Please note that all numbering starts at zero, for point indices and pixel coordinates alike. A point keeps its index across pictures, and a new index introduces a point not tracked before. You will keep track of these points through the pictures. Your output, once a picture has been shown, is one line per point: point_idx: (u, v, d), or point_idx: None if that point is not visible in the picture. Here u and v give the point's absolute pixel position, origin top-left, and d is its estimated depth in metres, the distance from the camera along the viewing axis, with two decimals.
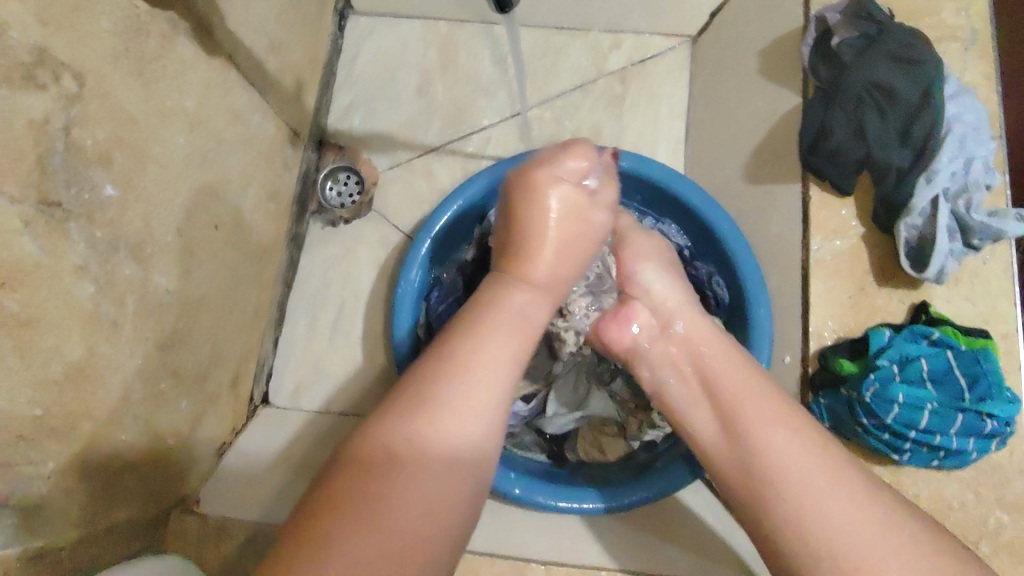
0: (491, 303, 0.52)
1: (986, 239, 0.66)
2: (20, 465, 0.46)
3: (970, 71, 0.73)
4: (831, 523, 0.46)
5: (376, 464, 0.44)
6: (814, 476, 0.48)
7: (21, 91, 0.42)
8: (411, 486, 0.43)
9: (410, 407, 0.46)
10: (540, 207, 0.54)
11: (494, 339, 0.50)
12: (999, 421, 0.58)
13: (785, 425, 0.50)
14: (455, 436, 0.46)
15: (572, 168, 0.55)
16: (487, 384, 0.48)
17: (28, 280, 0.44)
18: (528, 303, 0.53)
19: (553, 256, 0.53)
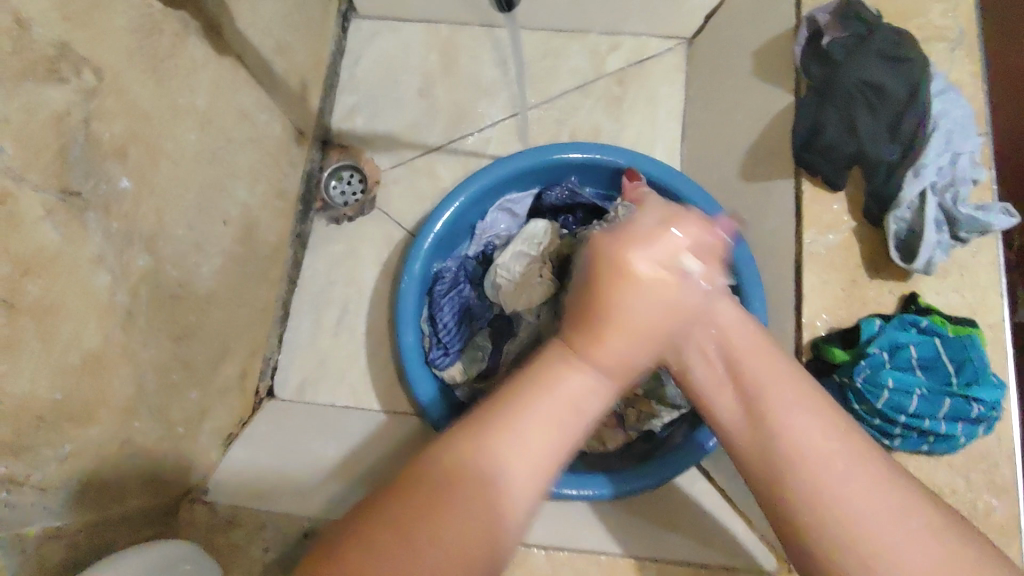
0: (541, 380, 0.42)
1: (973, 232, 0.67)
2: (41, 447, 0.47)
3: (957, 69, 0.75)
4: (856, 513, 0.39)
5: (387, 537, 0.36)
6: (836, 458, 0.40)
7: (45, 85, 0.44)
8: (422, 566, 0.36)
9: (452, 462, 0.39)
10: (622, 280, 0.44)
11: (539, 422, 0.40)
12: (987, 405, 0.60)
13: (809, 407, 0.43)
14: (482, 526, 0.38)
15: (667, 242, 0.46)
16: (526, 473, 0.39)
17: (50, 267, 0.46)
18: (581, 387, 0.42)
19: (629, 339, 0.44)
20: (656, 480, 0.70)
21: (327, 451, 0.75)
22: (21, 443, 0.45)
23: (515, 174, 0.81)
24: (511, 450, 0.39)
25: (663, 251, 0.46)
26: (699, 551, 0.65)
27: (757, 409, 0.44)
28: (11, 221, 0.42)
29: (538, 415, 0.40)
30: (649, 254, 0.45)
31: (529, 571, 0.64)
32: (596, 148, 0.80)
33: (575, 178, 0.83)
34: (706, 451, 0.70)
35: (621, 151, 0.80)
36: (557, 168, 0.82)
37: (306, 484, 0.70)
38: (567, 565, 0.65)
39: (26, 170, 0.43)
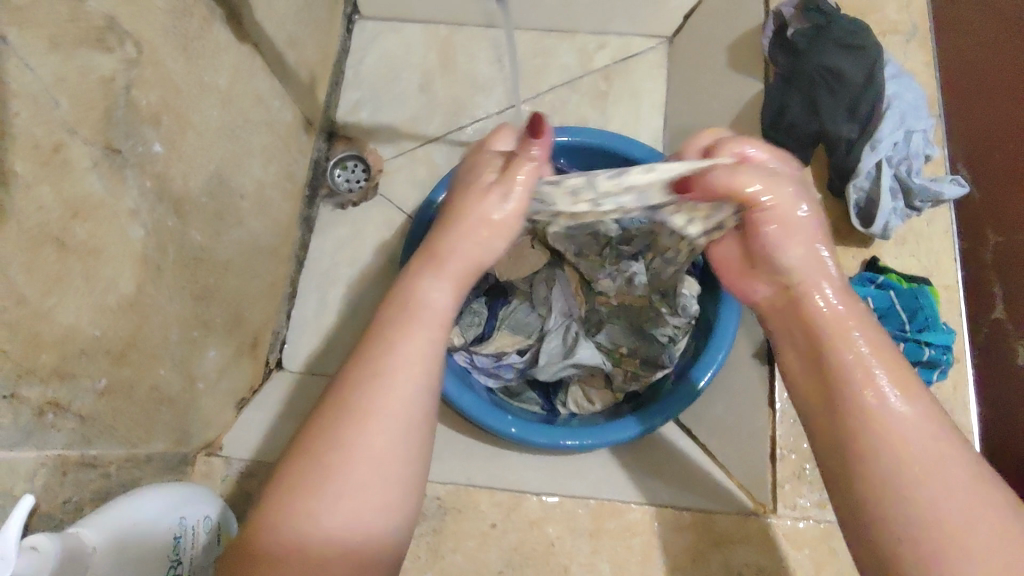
0: (402, 306, 0.50)
1: (926, 201, 0.74)
2: (84, 378, 0.53)
3: (912, 59, 0.83)
4: (930, 494, 0.41)
5: (306, 453, 0.44)
6: (922, 445, 0.43)
7: (95, 51, 0.51)
8: (347, 465, 0.44)
9: (316, 450, 0.44)
10: (459, 216, 0.54)
11: (415, 328, 0.49)
12: (936, 349, 0.69)
13: (903, 393, 0.45)
14: (379, 435, 0.45)
15: (489, 172, 0.55)
16: (403, 385, 0.47)
17: (95, 212, 0.52)
18: (440, 285, 0.52)
19: (468, 255, 0.53)
20: (653, 426, 0.73)
21: None
22: (67, 369, 0.50)
23: None
24: (369, 415, 0.45)
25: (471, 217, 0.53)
26: (684, 497, 0.71)
27: (848, 390, 0.46)
28: (66, 166, 0.48)
29: (387, 378, 0.47)
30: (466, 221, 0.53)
31: (522, 515, 0.70)
32: (584, 131, 0.87)
33: (564, 161, 0.90)
34: (697, 387, 0.73)
35: (607, 134, 0.86)
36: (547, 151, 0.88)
37: None
38: (560, 509, 0.70)
39: (77, 124, 0.50)
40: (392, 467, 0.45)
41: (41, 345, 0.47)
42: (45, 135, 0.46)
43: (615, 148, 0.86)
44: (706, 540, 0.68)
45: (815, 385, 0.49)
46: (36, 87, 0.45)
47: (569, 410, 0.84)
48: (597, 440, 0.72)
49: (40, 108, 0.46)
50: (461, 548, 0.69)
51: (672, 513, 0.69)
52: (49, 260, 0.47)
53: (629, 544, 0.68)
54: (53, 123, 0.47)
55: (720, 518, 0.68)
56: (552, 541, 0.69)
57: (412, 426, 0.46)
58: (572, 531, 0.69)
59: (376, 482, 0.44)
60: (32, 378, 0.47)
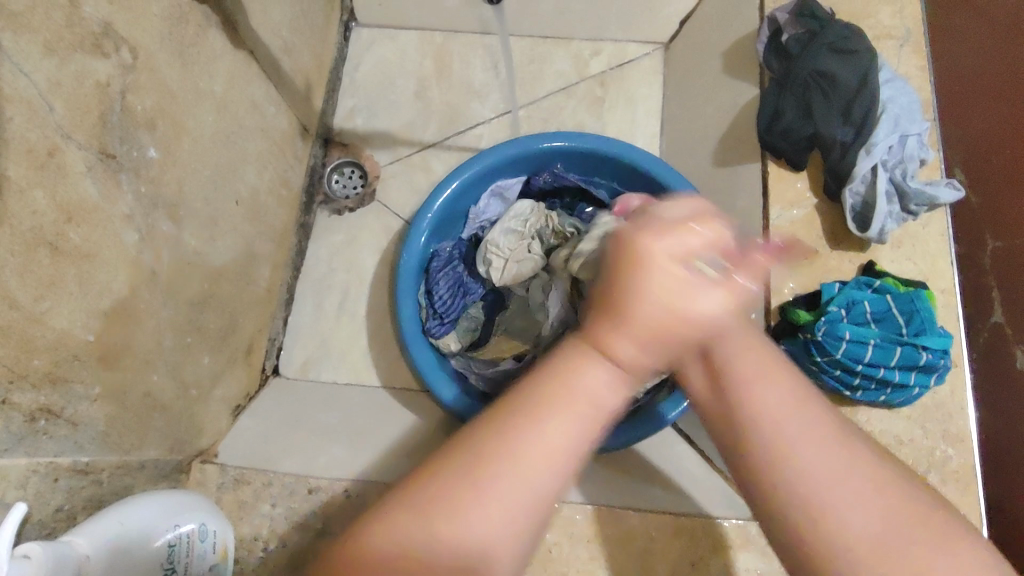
0: (561, 381, 0.40)
1: (922, 205, 0.73)
2: (77, 383, 0.52)
3: (905, 63, 0.83)
4: (803, 483, 0.40)
5: (438, 481, 0.39)
6: (799, 433, 0.41)
7: (91, 56, 0.51)
8: (473, 508, 0.38)
9: (440, 489, 0.39)
10: (625, 299, 0.39)
11: (557, 415, 0.40)
12: (934, 352, 0.68)
13: (776, 380, 0.43)
14: (516, 487, 0.39)
15: (676, 241, 0.40)
16: (557, 454, 0.40)
17: (88, 217, 0.52)
18: (604, 375, 0.40)
19: (637, 350, 0.39)
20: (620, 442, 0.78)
21: (329, 419, 0.81)
22: (59, 375, 0.50)
23: (506, 162, 0.88)
24: (500, 473, 0.39)
25: (677, 241, 0.39)
26: (682, 503, 0.69)
27: (726, 379, 0.44)
28: (61, 171, 0.49)
29: (525, 441, 0.39)
30: (665, 242, 0.39)
31: None
32: (580, 137, 0.87)
33: (561, 165, 0.90)
34: (665, 421, 0.76)
35: (604, 139, 0.86)
36: (544, 156, 0.89)
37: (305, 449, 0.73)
38: (559, 517, 0.67)
39: (72, 129, 0.50)
40: (510, 536, 0.39)
41: (33, 350, 0.47)
42: (40, 139, 0.46)
43: (611, 152, 0.86)
44: (705, 543, 0.65)
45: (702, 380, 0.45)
46: (31, 92, 0.45)
47: None
48: None
49: (35, 112, 0.46)
50: None
51: (669, 519, 0.66)
52: (43, 263, 0.47)
53: (626, 551, 0.66)
54: (49, 128, 0.47)
55: (721, 524, 0.66)
56: (550, 547, 0.66)
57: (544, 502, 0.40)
58: (570, 538, 0.66)
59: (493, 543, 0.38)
60: (23, 383, 0.47)
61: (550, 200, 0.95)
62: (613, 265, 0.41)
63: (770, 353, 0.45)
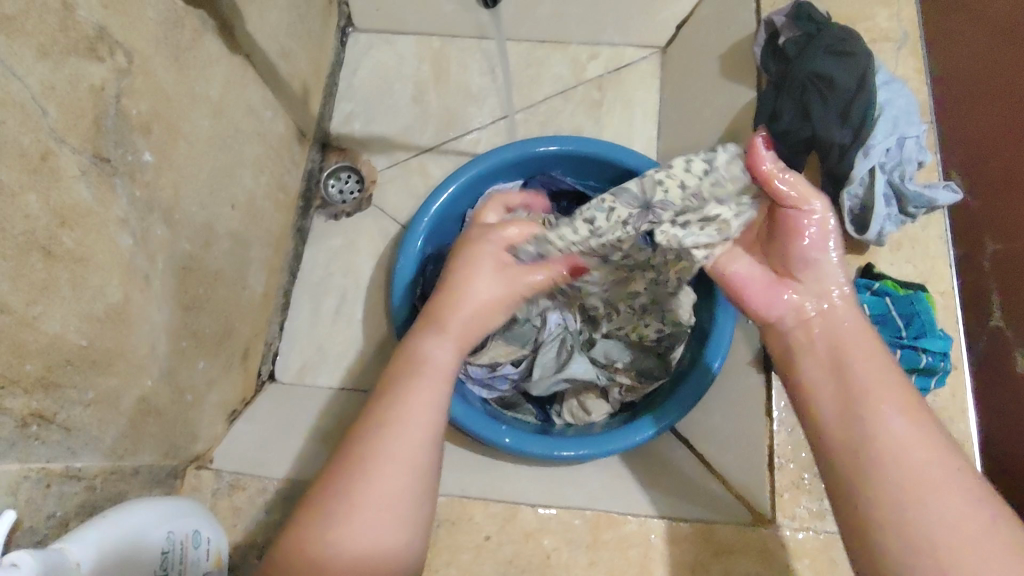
0: (410, 367, 0.53)
1: (920, 207, 0.73)
2: (68, 388, 0.52)
3: (903, 65, 0.81)
4: (925, 506, 0.42)
5: (330, 485, 0.48)
6: (924, 459, 0.44)
7: (85, 60, 0.51)
8: (362, 499, 0.47)
9: (344, 472, 0.48)
10: (458, 282, 0.56)
11: (419, 389, 0.51)
12: (934, 355, 0.68)
13: (909, 415, 0.46)
14: (389, 469, 0.48)
15: (500, 239, 0.59)
16: (418, 428, 0.50)
17: (81, 220, 0.51)
18: (442, 348, 0.54)
19: (464, 323, 0.55)
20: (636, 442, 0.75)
21: (324, 424, 0.80)
22: (52, 379, 0.50)
23: (504, 165, 0.88)
24: (384, 454, 0.48)
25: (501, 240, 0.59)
26: (684, 508, 0.68)
27: (858, 407, 0.47)
28: (53, 174, 0.48)
29: (399, 427, 0.49)
30: (493, 246, 0.59)
31: (517, 527, 0.67)
32: (577, 141, 0.87)
33: (558, 170, 0.90)
34: (712, 371, 0.75)
35: (600, 143, 0.86)
36: (542, 161, 0.89)
37: (302, 453, 0.73)
38: (558, 521, 0.67)
39: (66, 132, 0.49)
40: (401, 513, 0.48)
41: (25, 354, 0.47)
42: (32, 143, 0.46)
43: (608, 156, 0.86)
44: (706, 552, 0.64)
45: (829, 398, 0.49)
46: (24, 96, 0.45)
47: (564, 420, 0.84)
48: (581, 453, 0.74)
49: (28, 115, 0.46)
50: (455, 562, 0.66)
51: (669, 524, 0.66)
52: (36, 267, 0.47)
53: (624, 556, 0.65)
54: (42, 132, 0.47)
55: (721, 528, 0.65)
56: (549, 553, 0.66)
57: (421, 473, 0.49)
58: (568, 543, 0.66)
59: (379, 532, 0.47)
60: (15, 388, 0.46)
61: None
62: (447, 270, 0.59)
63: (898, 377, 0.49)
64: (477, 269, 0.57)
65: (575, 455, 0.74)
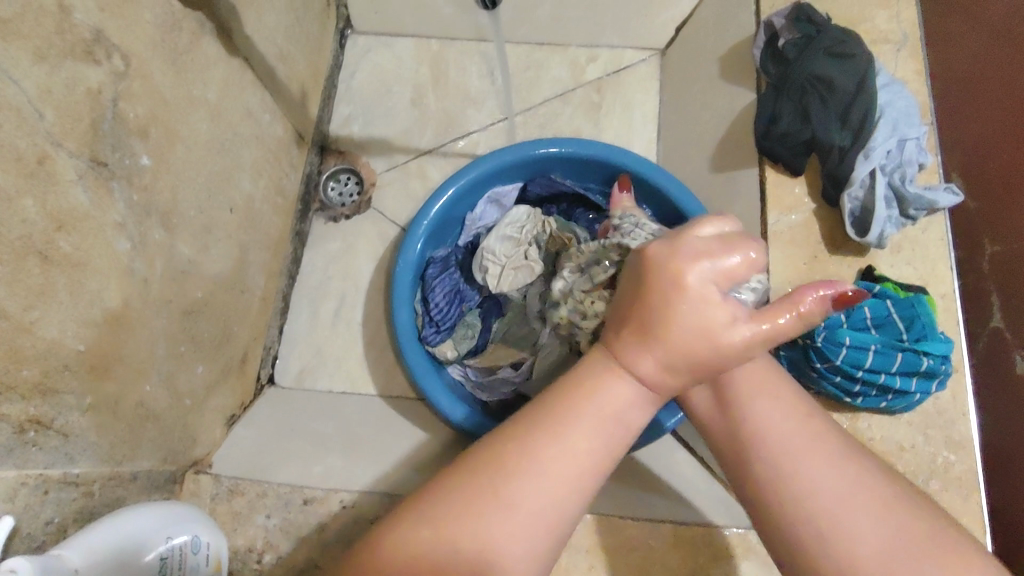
0: (585, 395, 0.46)
1: (921, 209, 0.73)
2: (66, 394, 0.51)
3: (902, 67, 0.82)
4: (809, 488, 0.43)
5: (453, 489, 0.44)
6: (805, 448, 0.45)
7: (82, 63, 0.51)
8: (501, 512, 0.43)
9: (487, 483, 0.44)
10: (657, 307, 0.44)
11: (576, 427, 0.45)
12: (934, 357, 0.68)
13: (783, 409, 0.48)
14: (529, 500, 0.43)
15: (710, 268, 0.44)
16: (568, 465, 0.45)
17: (77, 224, 0.51)
18: (618, 389, 0.46)
19: (653, 362, 0.45)
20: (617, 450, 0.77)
21: (324, 428, 0.80)
22: (50, 386, 0.49)
23: (503, 168, 0.87)
24: (532, 479, 0.44)
25: (711, 263, 0.44)
26: (684, 512, 0.68)
27: (733, 406, 0.50)
28: (50, 178, 0.48)
29: (552, 459, 0.44)
30: (696, 268, 0.44)
31: None
32: (577, 143, 0.87)
33: (557, 172, 0.90)
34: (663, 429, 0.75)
35: (600, 145, 0.86)
36: (540, 164, 0.89)
37: (300, 458, 0.73)
38: None
39: (63, 136, 0.49)
40: (536, 541, 0.43)
41: (22, 360, 0.46)
42: (29, 147, 0.46)
43: (608, 158, 0.85)
44: (705, 555, 0.64)
45: (714, 409, 0.51)
46: (20, 99, 0.45)
47: None
48: None
49: (24, 119, 0.46)
50: None
51: (669, 528, 0.65)
52: (33, 272, 0.47)
53: (625, 560, 0.65)
54: (38, 135, 0.47)
55: (722, 533, 0.65)
56: None
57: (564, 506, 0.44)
58: (569, 548, 0.65)
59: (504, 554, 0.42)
60: (12, 395, 0.46)
61: (546, 206, 0.94)
62: (635, 282, 0.47)
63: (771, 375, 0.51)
64: (682, 285, 0.44)
65: None
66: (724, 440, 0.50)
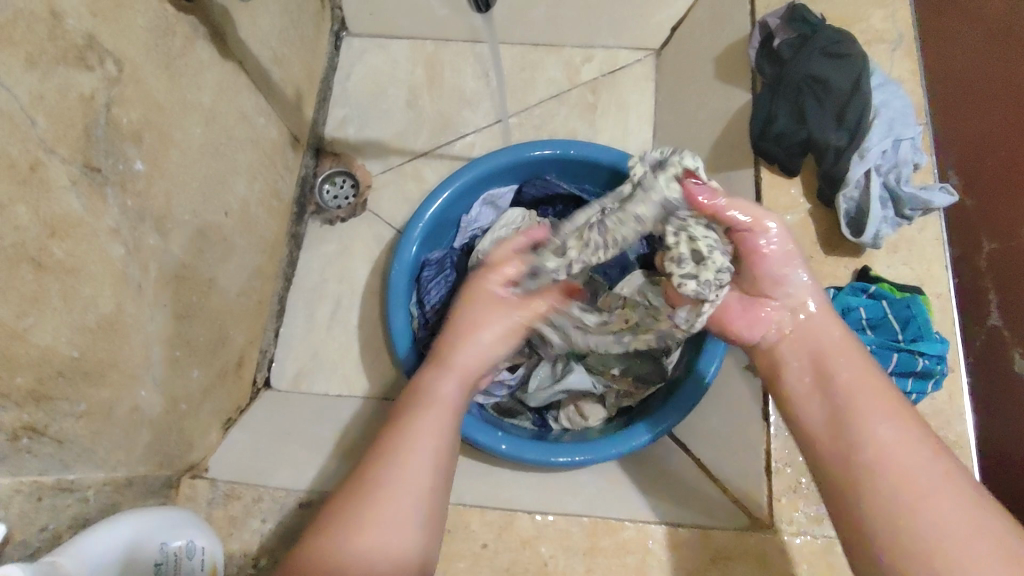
0: (419, 394, 0.60)
1: (916, 209, 0.73)
2: (59, 400, 0.51)
3: (897, 67, 0.79)
4: (918, 503, 0.48)
5: (324, 519, 0.51)
6: (924, 475, 0.49)
7: (76, 69, 0.51)
8: (367, 520, 0.50)
9: (364, 486, 0.52)
10: (471, 326, 0.67)
11: (425, 415, 0.58)
12: (930, 357, 0.68)
13: (899, 424, 0.52)
14: (396, 496, 0.52)
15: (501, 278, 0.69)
16: (423, 447, 0.55)
17: (70, 230, 0.51)
18: (447, 380, 0.63)
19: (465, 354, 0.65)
20: (624, 450, 0.75)
21: (321, 432, 0.80)
22: (43, 392, 0.49)
23: (500, 169, 0.87)
24: (393, 472, 0.53)
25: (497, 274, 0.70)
26: (680, 516, 0.67)
27: (846, 420, 0.54)
28: (43, 186, 0.48)
29: (406, 447, 0.55)
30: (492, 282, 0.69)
31: (515, 534, 0.66)
32: (573, 144, 0.86)
33: (553, 173, 0.90)
34: (707, 381, 0.76)
35: (596, 146, 0.86)
36: (535, 165, 0.88)
37: (299, 463, 0.73)
38: (555, 528, 0.66)
39: (56, 142, 0.49)
40: (405, 527, 0.51)
41: (16, 367, 0.46)
42: (22, 153, 0.46)
43: (605, 160, 0.85)
44: (705, 557, 0.63)
45: (819, 419, 0.56)
46: (13, 106, 0.45)
47: (561, 425, 0.85)
48: (572, 460, 0.74)
49: (17, 126, 0.46)
50: (453, 571, 0.65)
51: (666, 530, 0.65)
52: (26, 279, 0.47)
53: (624, 563, 0.64)
54: (31, 142, 0.47)
55: (720, 537, 0.64)
56: (546, 560, 0.65)
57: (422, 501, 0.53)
58: (566, 551, 0.65)
59: (387, 550, 0.50)
60: (6, 402, 0.46)
61: (542, 208, 0.92)
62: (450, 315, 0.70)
63: (888, 389, 0.55)
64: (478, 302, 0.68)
65: (567, 463, 0.75)
66: (830, 450, 0.54)
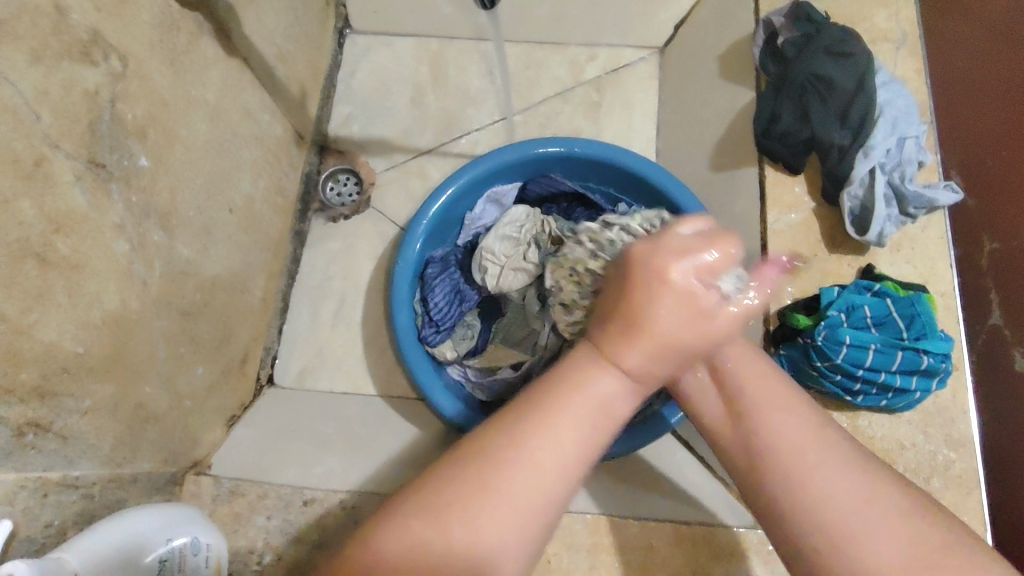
0: (565, 384, 0.44)
1: (921, 208, 0.73)
2: (64, 397, 0.51)
3: (902, 66, 0.83)
4: (819, 496, 0.42)
5: (430, 491, 0.41)
6: (819, 467, 0.43)
7: (80, 65, 0.51)
8: (482, 509, 0.40)
9: (482, 467, 0.42)
10: (639, 310, 0.43)
11: (564, 420, 0.43)
12: (933, 355, 0.68)
13: (792, 413, 0.47)
14: (520, 493, 0.41)
15: (689, 257, 0.44)
16: (557, 452, 0.42)
17: (75, 225, 0.51)
18: (612, 377, 0.44)
19: (645, 353, 0.43)
20: (626, 448, 0.76)
21: (326, 429, 0.80)
22: (48, 388, 0.49)
23: (505, 166, 0.87)
24: (522, 464, 0.42)
25: (693, 256, 0.44)
26: (684, 511, 0.67)
27: (744, 414, 0.48)
28: (48, 181, 0.48)
29: (544, 444, 0.42)
30: (680, 259, 0.44)
31: None
32: (579, 142, 0.86)
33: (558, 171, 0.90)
34: (668, 425, 0.75)
35: (601, 145, 0.86)
36: (541, 163, 0.88)
37: (304, 460, 0.73)
38: (559, 525, 0.66)
39: (60, 137, 0.49)
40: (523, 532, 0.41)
41: (21, 363, 0.46)
42: (26, 149, 0.46)
43: (611, 158, 0.85)
44: (707, 553, 0.64)
45: (719, 413, 0.50)
46: (16, 101, 0.45)
47: None
48: None
49: (20, 121, 0.46)
50: None
51: (670, 528, 0.65)
52: (30, 275, 0.47)
53: (629, 560, 0.64)
54: (35, 137, 0.47)
55: (724, 533, 0.64)
56: (549, 557, 0.65)
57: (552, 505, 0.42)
58: (570, 548, 0.66)
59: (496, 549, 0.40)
60: (11, 398, 0.46)
61: (548, 206, 0.94)
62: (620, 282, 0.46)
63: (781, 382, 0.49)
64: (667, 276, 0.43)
65: None
66: (733, 451, 0.48)
